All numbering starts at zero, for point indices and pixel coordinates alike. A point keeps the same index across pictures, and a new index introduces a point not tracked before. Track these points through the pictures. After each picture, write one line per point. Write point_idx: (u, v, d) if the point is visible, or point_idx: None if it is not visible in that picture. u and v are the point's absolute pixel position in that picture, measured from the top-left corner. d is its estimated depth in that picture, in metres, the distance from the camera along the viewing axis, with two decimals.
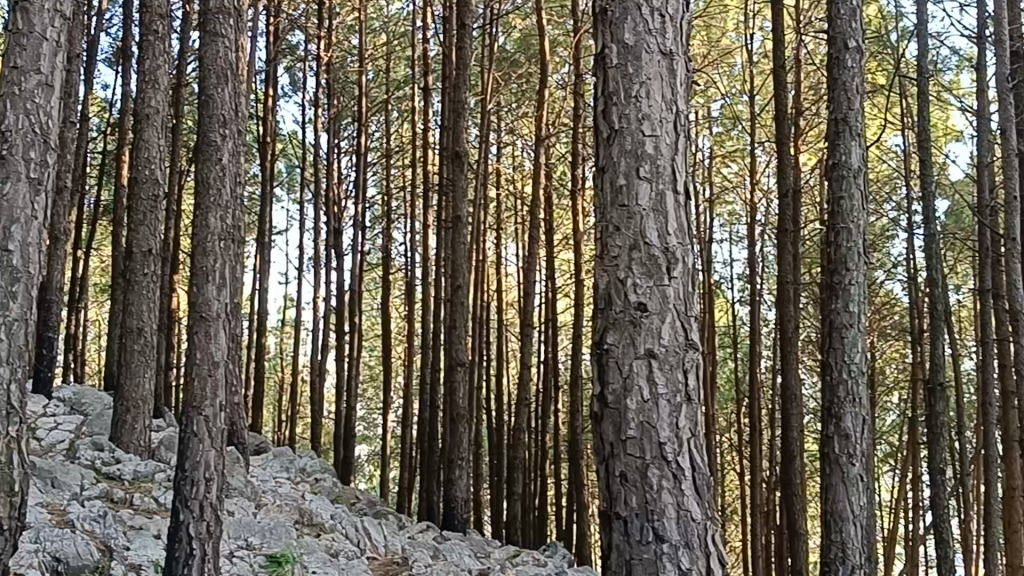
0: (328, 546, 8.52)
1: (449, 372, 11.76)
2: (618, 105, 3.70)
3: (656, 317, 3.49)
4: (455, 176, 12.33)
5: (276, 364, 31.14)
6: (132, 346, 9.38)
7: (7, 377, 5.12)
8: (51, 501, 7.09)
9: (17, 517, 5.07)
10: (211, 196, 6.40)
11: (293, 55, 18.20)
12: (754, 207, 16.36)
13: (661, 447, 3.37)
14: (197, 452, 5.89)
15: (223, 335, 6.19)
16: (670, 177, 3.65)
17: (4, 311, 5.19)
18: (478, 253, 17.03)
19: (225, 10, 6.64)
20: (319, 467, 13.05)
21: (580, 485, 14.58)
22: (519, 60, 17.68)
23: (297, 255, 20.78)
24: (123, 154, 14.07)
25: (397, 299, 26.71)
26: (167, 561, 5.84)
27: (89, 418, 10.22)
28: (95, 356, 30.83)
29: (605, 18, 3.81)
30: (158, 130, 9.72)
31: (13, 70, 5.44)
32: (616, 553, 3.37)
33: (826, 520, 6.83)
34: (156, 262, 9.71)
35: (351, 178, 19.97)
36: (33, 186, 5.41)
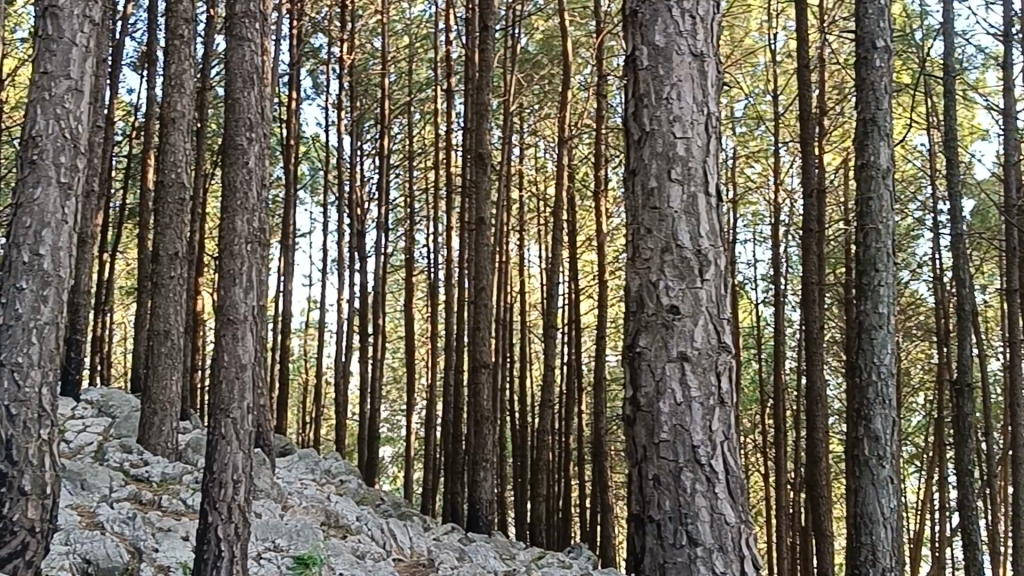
0: (354, 548, 8.54)
1: (474, 374, 11.76)
2: (648, 106, 3.69)
3: (688, 320, 3.48)
4: (478, 177, 12.34)
5: (301, 366, 31.27)
6: (159, 349, 9.45)
7: (39, 380, 5.27)
8: (81, 503, 7.14)
9: (49, 520, 5.22)
10: (239, 199, 6.42)
11: (316, 58, 18.26)
12: (778, 207, 16.29)
13: (695, 451, 3.36)
14: (224, 454, 5.92)
15: (251, 338, 6.22)
16: (701, 179, 3.64)
17: (35, 314, 5.31)
18: (501, 254, 17.01)
19: (251, 13, 6.68)
20: (344, 468, 13.10)
21: (604, 486, 14.53)
22: (541, 62, 17.65)
23: (320, 257, 20.84)
24: (148, 157, 14.02)
25: (420, 301, 26.74)
26: (196, 563, 5.87)
27: (117, 421, 10.32)
28: (121, 358, 31.09)
29: (635, 20, 3.80)
30: (183, 134, 9.77)
31: (43, 75, 5.55)
32: (649, 556, 3.35)
33: (857, 523, 6.77)
34: (183, 265, 9.76)
35: (374, 181, 20.02)
36: (63, 191, 5.53)
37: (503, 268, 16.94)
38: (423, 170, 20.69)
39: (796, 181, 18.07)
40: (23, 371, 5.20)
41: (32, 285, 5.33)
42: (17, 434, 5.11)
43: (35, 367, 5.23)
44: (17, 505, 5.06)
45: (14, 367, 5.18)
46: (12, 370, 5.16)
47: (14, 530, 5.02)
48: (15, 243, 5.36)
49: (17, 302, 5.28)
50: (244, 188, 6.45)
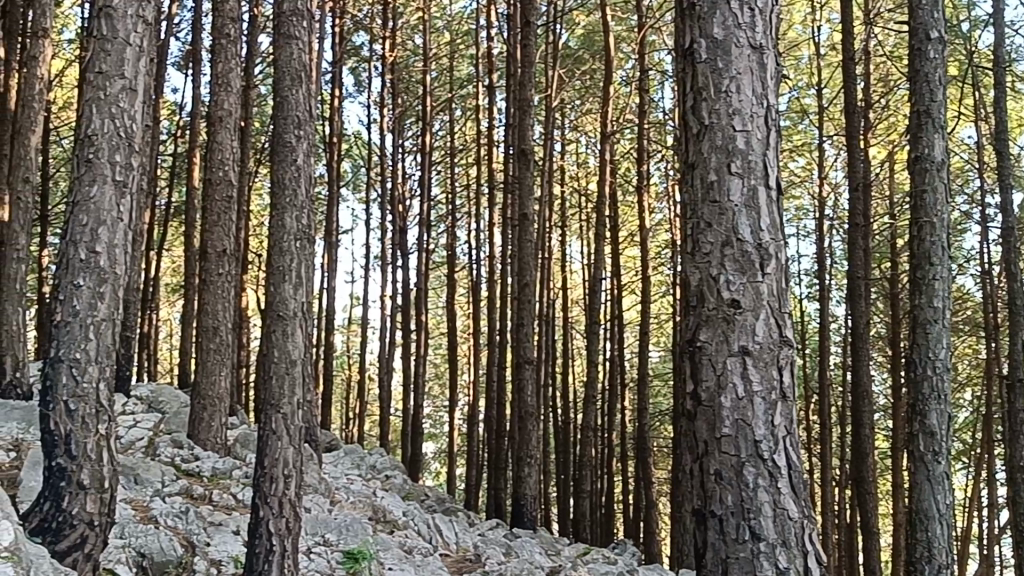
0: (401, 542, 8.59)
1: (518, 370, 11.76)
2: (708, 100, 3.67)
3: (750, 314, 3.46)
4: (522, 173, 12.33)
5: (345, 362, 31.55)
6: (208, 345, 9.58)
7: (96, 376, 5.37)
8: (135, 497, 7.22)
9: (107, 514, 5.35)
10: (288, 196, 6.45)
11: (358, 56, 18.33)
12: (822, 202, 16.14)
13: (757, 446, 3.35)
14: (275, 448, 5.96)
15: (300, 333, 6.27)
16: (762, 172, 3.62)
17: (92, 311, 5.39)
18: (544, 249, 16.97)
19: (298, 12, 6.67)
20: (390, 464, 13.16)
21: (648, 482, 14.48)
22: (583, 56, 17.64)
23: (364, 253, 20.95)
24: (195, 156, 14.02)
25: (463, 297, 26.79)
26: (248, 557, 5.92)
27: (167, 417, 10.47)
28: (168, 355, 31.52)
29: (692, 13, 3.77)
30: (230, 133, 9.82)
31: (98, 75, 5.62)
32: (711, 551, 3.36)
33: (912, 519, 6.72)
34: (230, 262, 9.92)
35: (416, 178, 20.06)
36: (118, 189, 5.60)
37: (545, 264, 16.93)
38: (464, 167, 20.69)
39: (842, 175, 17.90)
40: (81, 367, 5.29)
41: (89, 282, 5.40)
42: (76, 429, 5.25)
43: (93, 363, 5.33)
44: (76, 499, 5.20)
45: (72, 363, 5.27)
46: (70, 365, 5.27)
47: (73, 523, 5.16)
48: (71, 240, 5.43)
49: (75, 299, 5.35)
50: (293, 185, 6.46)
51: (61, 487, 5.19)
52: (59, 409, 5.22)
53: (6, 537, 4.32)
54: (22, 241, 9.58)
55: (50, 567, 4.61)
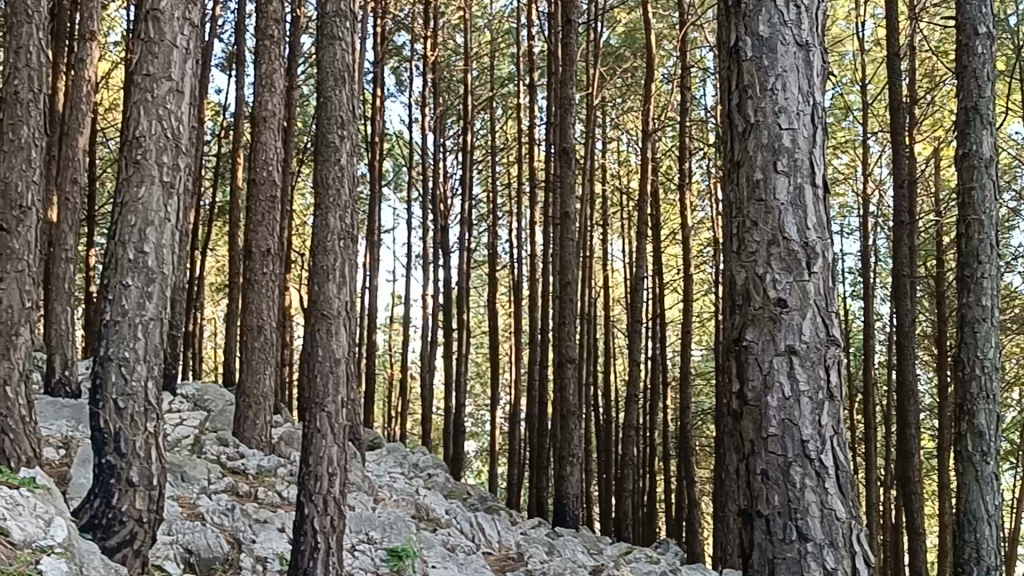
0: (445, 541, 8.62)
1: (560, 368, 11.74)
2: (753, 98, 3.65)
3: (796, 313, 3.45)
4: (564, 171, 12.32)
5: (387, 361, 31.72)
6: (253, 344, 9.67)
7: (145, 374, 5.45)
8: (183, 494, 7.32)
9: (155, 511, 5.43)
10: (331, 196, 6.48)
11: (399, 56, 18.40)
12: (867, 199, 15.97)
13: (804, 445, 3.34)
14: (320, 447, 6.01)
15: (344, 332, 6.29)
16: (808, 170, 3.59)
17: (141, 311, 5.46)
18: (586, 247, 16.94)
19: (341, 13, 6.63)
20: (432, 462, 13.23)
21: (691, 481, 14.41)
22: (624, 55, 17.60)
23: (406, 252, 21.04)
24: (238, 156, 14.15)
25: (504, 296, 26.83)
26: (293, 554, 5.98)
27: (212, 414, 10.59)
28: (212, 353, 31.95)
29: (738, 10, 3.76)
30: (274, 133, 9.89)
31: (145, 77, 5.68)
32: (758, 551, 3.36)
33: (960, 520, 6.62)
34: (274, 261, 10.01)
35: (457, 177, 20.11)
36: (166, 190, 5.67)
37: (586, 263, 16.90)
38: (505, 165, 20.71)
39: (886, 172, 17.73)
40: (130, 366, 5.37)
41: (137, 282, 5.47)
42: (125, 427, 5.33)
43: (141, 361, 5.40)
44: (126, 496, 5.28)
45: (122, 361, 5.35)
46: (120, 364, 5.34)
47: (123, 520, 5.24)
48: (120, 241, 5.50)
49: (123, 298, 5.42)
50: (337, 185, 6.49)
51: (111, 484, 5.27)
52: (108, 408, 5.30)
53: (59, 534, 4.41)
54: (71, 241, 9.71)
55: (102, 563, 4.70)
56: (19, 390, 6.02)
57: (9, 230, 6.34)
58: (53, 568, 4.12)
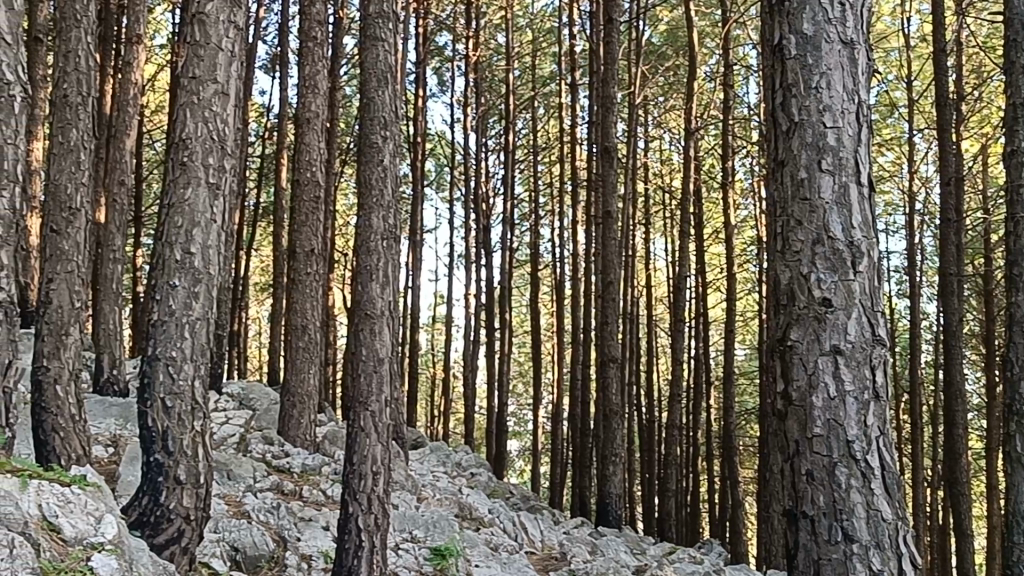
0: (487, 540, 8.65)
1: (603, 368, 11.72)
2: (798, 96, 3.63)
3: (842, 313, 3.42)
4: (605, 171, 12.30)
5: (430, 361, 31.88)
6: (297, 343, 9.74)
7: (192, 374, 5.52)
8: (229, 493, 7.39)
9: (202, 508, 5.50)
10: (374, 196, 6.51)
11: (441, 56, 18.46)
12: (914, 197, 15.79)
13: (850, 446, 3.32)
14: (364, 446, 6.05)
15: (388, 332, 6.32)
16: (853, 169, 3.56)
17: (188, 311, 5.52)
18: (628, 247, 16.89)
19: (384, 14, 6.65)
20: (475, 461, 13.26)
21: (735, 481, 14.32)
22: (667, 53, 17.54)
23: (448, 252, 21.11)
24: (282, 157, 14.24)
25: (546, 295, 26.85)
26: (338, 553, 6.02)
27: (257, 413, 10.69)
28: (257, 352, 32.31)
29: (782, 9, 3.74)
30: (317, 134, 9.96)
31: (192, 80, 5.74)
32: (803, 552, 3.35)
33: (1009, 522, 6.52)
34: (318, 261, 10.09)
35: (500, 176, 20.15)
36: (212, 191, 5.73)
37: (629, 263, 16.86)
38: (548, 165, 20.72)
39: (933, 169, 17.53)
40: (177, 365, 5.44)
41: (184, 282, 5.53)
42: (173, 425, 5.39)
43: (188, 360, 5.47)
44: (173, 493, 5.34)
45: (168, 361, 5.42)
46: (167, 364, 5.41)
47: (170, 517, 5.30)
48: (167, 242, 5.56)
49: (170, 299, 5.49)
50: (380, 185, 6.51)
51: (158, 483, 5.34)
52: (156, 407, 5.37)
53: (109, 531, 4.46)
54: (119, 242, 9.83)
55: (151, 561, 4.76)
56: (68, 389, 6.09)
57: (59, 232, 6.41)
58: (104, 564, 4.20)
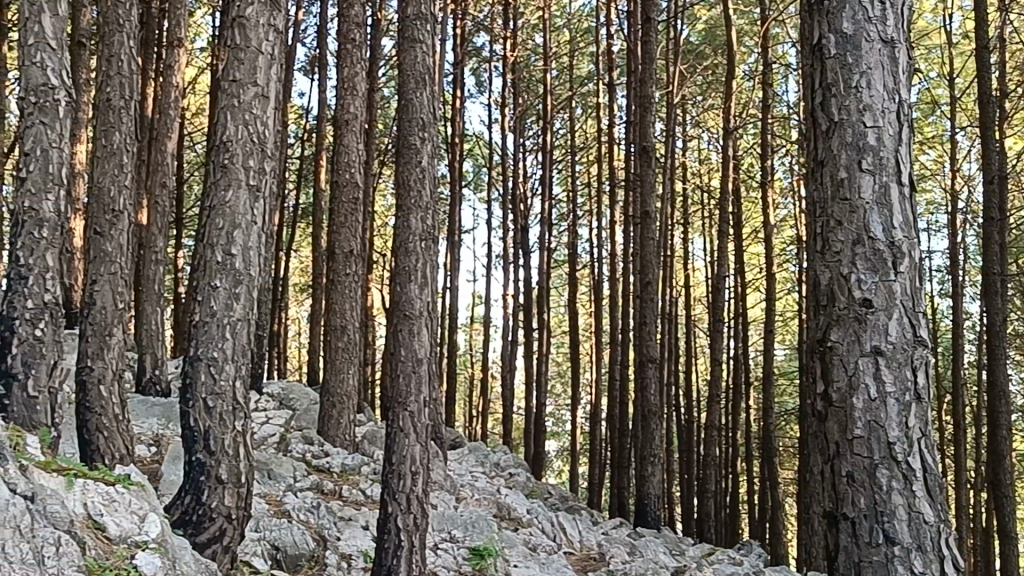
0: (526, 540, 8.66)
1: (641, 369, 11.68)
2: (837, 96, 3.61)
3: (883, 314, 3.40)
4: (643, 171, 12.27)
5: (468, 361, 31.98)
6: (337, 344, 9.80)
7: (233, 374, 5.57)
8: (270, 492, 7.45)
9: (244, 507, 5.54)
10: (412, 197, 6.51)
11: (479, 57, 18.50)
12: (957, 194, 15.61)
13: (891, 447, 3.30)
14: (403, 446, 6.07)
15: (426, 332, 6.34)
16: (894, 169, 3.54)
17: (229, 311, 5.58)
18: (667, 247, 16.82)
19: (422, 15, 6.67)
20: (513, 461, 13.28)
21: (775, 482, 14.23)
22: (705, 52, 17.45)
23: (486, 253, 21.15)
24: (322, 159, 14.32)
25: (584, 295, 26.84)
26: (377, 552, 6.05)
27: (297, 413, 10.76)
28: (296, 353, 32.61)
29: (822, 9, 3.72)
30: (356, 135, 10.00)
31: (232, 83, 5.79)
32: (844, 555, 3.33)
33: None
34: (358, 262, 10.16)
35: (537, 176, 20.15)
36: (252, 193, 5.77)
37: (667, 262, 16.79)
38: (586, 165, 20.71)
39: (976, 167, 17.32)
40: (218, 365, 5.50)
41: (226, 283, 5.58)
42: (214, 425, 5.45)
43: (229, 361, 5.52)
44: (215, 492, 5.40)
45: (210, 361, 5.48)
46: (209, 364, 5.47)
47: (212, 516, 5.34)
48: (209, 243, 5.62)
49: (212, 300, 5.55)
50: (419, 186, 6.53)
51: (201, 482, 5.40)
52: (199, 407, 5.43)
53: (154, 529, 4.52)
54: (161, 243, 9.94)
55: (195, 559, 4.81)
56: (112, 389, 6.18)
57: (103, 234, 6.50)
58: (147, 561, 4.21)
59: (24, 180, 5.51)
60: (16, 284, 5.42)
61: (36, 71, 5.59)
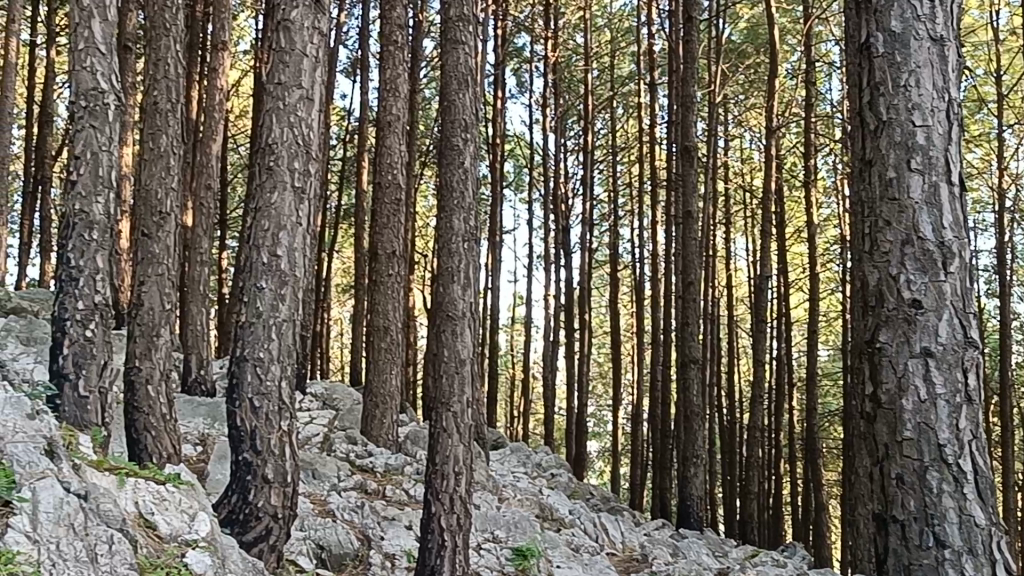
0: (568, 541, 8.66)
1: (683, 369, 11.62)
2: (886, 95, 3.58)
3: (933, 314, 3.36)
4: (685, 171, 12.20)
5: (510, 361, 32.03)
6: (380, 344, 9.84)
7: (278, 375, 5.62)
8: (314, 492, 7.51)
9: (290, 506, 5.59)
10: (455, 198, 6.50)
11: (520, 58, 18.51)
12: (1004, 193, 15.36)
13: (941, 449, 3.27)
14: (446, 446, 6.09)
15: (470, 333, 6.36)
16: (944, 168, 3.51)
17: (274, 313, 5.62)
18: (709, 246, 16.71)
19: (464, 17, 6.69)
20: (555, 461, 13.27)
21: (818, 483, 14.10)
22: (747, 51, 17.33)
23: (528, 253, 21.15)
24: (364, 160, 14.38)
25: (625, 295, 26.77)
26: (421, 553, 6.07)
27: (341, 413, 10.83)
28: (340, 353, 32.80)
29: (869, 7, 3.70)
30: (398, 137, 10.02)
31: (278, 86, 5.84)
32: (894, 557, 3.31)
33: None
34: (400, 263, 10.20)
35: (578, 176, 20.12)
36: (297, 195, 5.81)
37: (710, 262, 16.69)
38: (627, 165, 20.63)
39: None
40: (265, 366, 5.55)
41: (271, 285, 5.63)
42: (261, 425, 5.50)
43: (275, 361, 5.57)
44: (262, 492, 5.45)
45: (256, 361, 5.54)
46: (255, 364, 5.53)
47: (259, 516, 5.41)
48: (255, 245, 5.67)
49: (258, 301, 5.60)
50: (461, 187, 6.53)
51: (247, 481, 5.45)
52: (245, 406, 5.49)
53: (203, 528, 4.56)
54: (206, 245, 10.04)
55: (243, 558, 4.84)
56: (159, 389, 6.24)
57: (150, 235, 6.58)
58: (197, 560, 4.25)
59: (75, 184, 5.58)
60: (67, 285, 5.52)
61: (87, 75, 5.67)
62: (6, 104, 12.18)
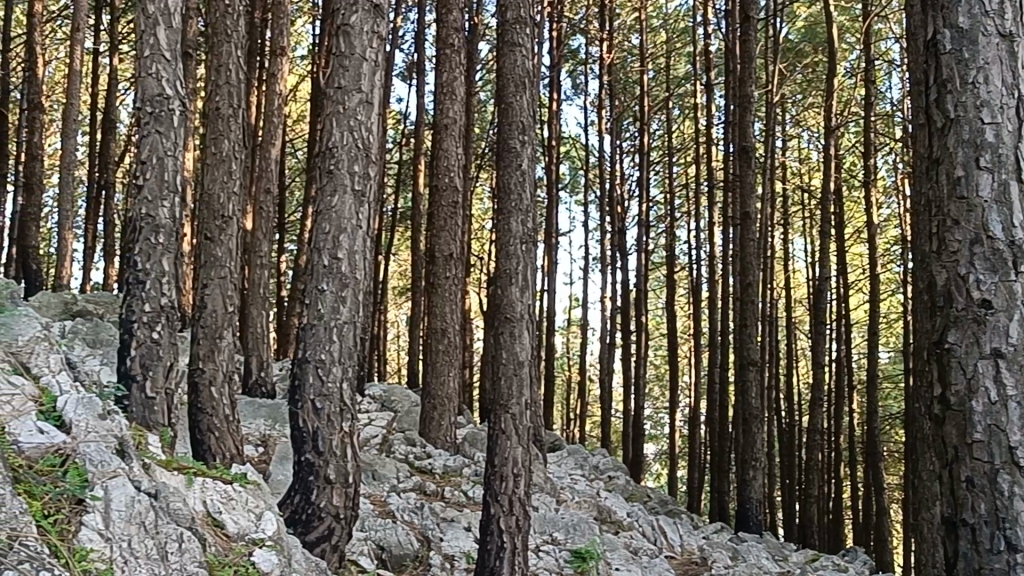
0: (626, 544, 8.63)
1: (742, 372, 11.51)
2: (953, 92, 3.59)
3: (1003, 315, 3.39)
4: (743, 171, 12.10)
5: (566, 363, 31.95)
6: (438, 346, 9.89)
7: (340, 377, 5.67)
8: (374, 493, 7.57)
9: (352, 507, 5.63)
10: (513, 200, 6.49)
11: (575, 59, 18.50)
12: None
13: (1012, 451, 3.29)
14: (505, 448, 6.09)
15: (528, 335, 6.36)
16: (1014, 165, 3.50)
17: (336, 315, 5.67)
18: (767, 247, 16.56)
19: (521, 19, 6.71)
20: (613, 463, 13.23)
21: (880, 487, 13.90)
22: (805, 49, 17.16)
23: (584, 255, 21.10)
24: (420, 163, 14.43)
25: (682, 297, 26.59)
26: (480, 553, 6.07)
27: (399, 415, 10.91)
28: (396, 355, 32.91)
29: (936, 2, 3.69)
30: (455, 139, 10.04)
31: (338, 90, 5.89)
32: (964, 560, 3.33)
33: None
34: (458, 265, 10.25)
35: (634, 178, 20.05)
36: (358, 198, 5.85)
37: (767, 263, 16.52)
38: (684, 165, 20.52)
39: None
40: (326, 368, 5.61)
41: (332, 287, 5.69)
42: (323, 426, 5.56)
43: (337, 363, 5.63)
44: (324, 492, 5.50)
45: (318, 363, 5.60)
46: (317, 366, 5.59)
47: (321, 516, 5.45)
48: (317, 248, 5.74)
49: (320, 303, 5.66)
50: (519, 189, 6.53)
51: (310, 481, 5.51)
52: (307, 408, 5.55)
53: (269, 527, 4.62)
54: (265, 247, 10.14)
55: (307, 557, 4.90)
56: (223, 390, 6.34)
57: (213, 239, 6.70)
58: (264, 558, 4.31)
59: (140, 189, 5.68)
60: (134, 288, 5.62)
61: (152, 82, 5.76)
62: (72, 110, 12.41)
